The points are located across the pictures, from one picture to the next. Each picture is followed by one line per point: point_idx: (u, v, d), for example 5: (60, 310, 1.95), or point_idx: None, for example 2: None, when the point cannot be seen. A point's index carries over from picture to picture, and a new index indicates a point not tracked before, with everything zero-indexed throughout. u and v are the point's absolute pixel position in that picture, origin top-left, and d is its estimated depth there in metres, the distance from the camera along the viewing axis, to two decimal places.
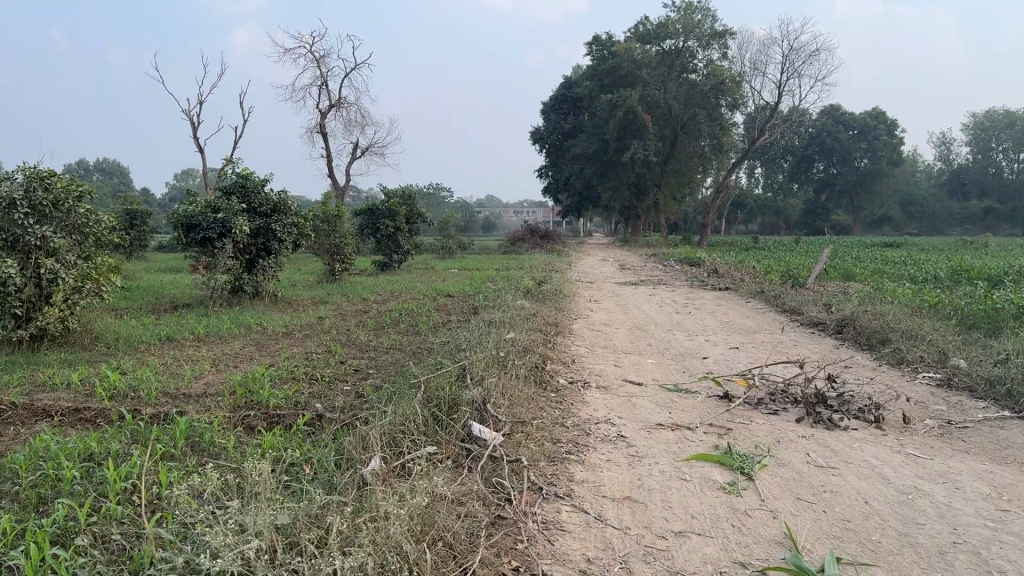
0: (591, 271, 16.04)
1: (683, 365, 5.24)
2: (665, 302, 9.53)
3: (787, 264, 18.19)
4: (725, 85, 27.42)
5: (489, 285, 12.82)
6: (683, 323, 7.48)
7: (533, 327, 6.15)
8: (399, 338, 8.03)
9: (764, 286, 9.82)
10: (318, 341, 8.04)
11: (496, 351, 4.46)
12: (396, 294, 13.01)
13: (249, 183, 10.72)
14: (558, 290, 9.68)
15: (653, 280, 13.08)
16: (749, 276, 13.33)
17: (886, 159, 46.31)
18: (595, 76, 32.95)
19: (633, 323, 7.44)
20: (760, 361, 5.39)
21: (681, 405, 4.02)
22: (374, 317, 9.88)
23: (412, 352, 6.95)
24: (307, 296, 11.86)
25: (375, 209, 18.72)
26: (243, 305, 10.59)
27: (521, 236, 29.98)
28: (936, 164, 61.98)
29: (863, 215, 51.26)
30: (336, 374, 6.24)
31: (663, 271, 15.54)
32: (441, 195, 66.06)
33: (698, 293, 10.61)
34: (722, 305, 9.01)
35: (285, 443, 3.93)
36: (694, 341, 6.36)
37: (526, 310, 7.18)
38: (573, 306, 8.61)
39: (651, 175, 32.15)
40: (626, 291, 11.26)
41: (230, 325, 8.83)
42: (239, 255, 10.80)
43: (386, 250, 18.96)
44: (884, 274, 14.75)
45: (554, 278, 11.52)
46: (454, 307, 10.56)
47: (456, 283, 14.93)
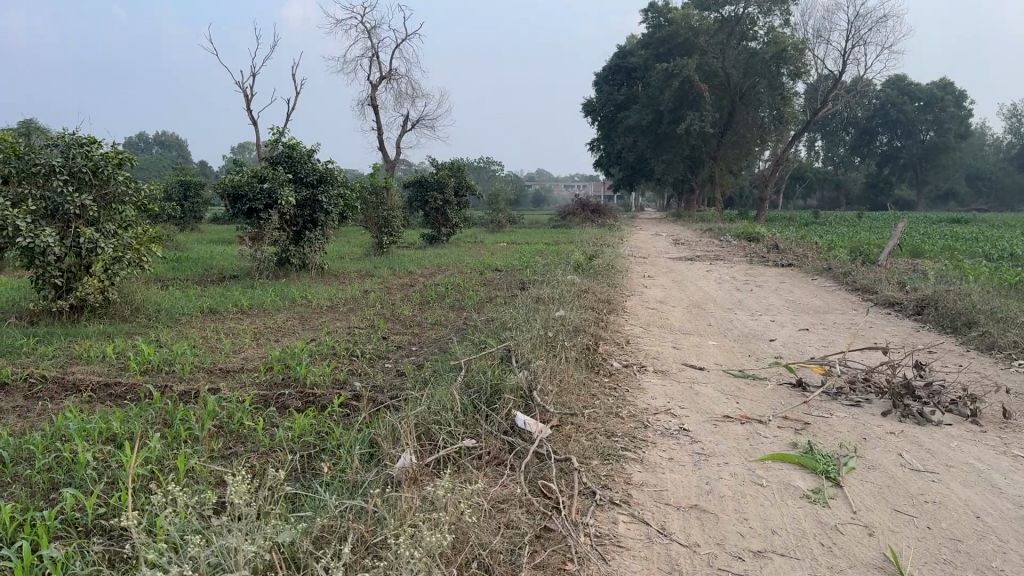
0: (644, 246, 15.57)
1: (748, 348, 4.82)
2: (723, 278, 9.06)
3: (849, 240, 17.46)
4: (787, 54, 26.41)
5: (538, 260, 12.47)
6: (744, 302, 7.02)
7: (585, 305, 5.78)
8: (445, 314, 7.72)
9: (830, 263, 9.27)
10: (363, 316, 7.78)
11: (546, 331, 4.10)
12: (443, 268, 12.74)
13: (296, 153, 10.46)
14: (610, 265, 9.28)
15: (710, 256, 12.58)
16: (811, 252, 12.73)
17: (953, 132, 44.46)
18: (650, 45, 32.06)
19: (690, 301, 7.01)
20: (833, 345, 4.93)
21: (749, 395, 3.62)
22: (421, 291, 9.60)
23: (458, 328, 6.63)
24: (354, 269, 11.65)
25: (424, 181, 18.47)
26: (289, 277, 10.41)
27: (572, 210, 29.48)
28: (1005, 137, 59.42)
29: (927, 190, 49.43)
30: (377, 351, 5.95)
31: (719, 247, 14.99)
32: (491, 168, 65.67)
33: (759, 269, 10.10)
34: (785, 282, 8.50)
35: (318, 427, 3.63)
36: (757, 322, 5.91)
37: (577, 286, 6.80)
38: (626, 282, 8.21)
39: (707, 147, 31.28)
40: (681, 267, 10.80)
41: (275, 298, 8.63)
42: (286, 226, 10.59)
43: (435, 223, 18.72)
44: (955, 251, 13.97)
45: (606, 253, 11.11)
46: (502, 282, 10.23)
47: (505, 256, 14.61)
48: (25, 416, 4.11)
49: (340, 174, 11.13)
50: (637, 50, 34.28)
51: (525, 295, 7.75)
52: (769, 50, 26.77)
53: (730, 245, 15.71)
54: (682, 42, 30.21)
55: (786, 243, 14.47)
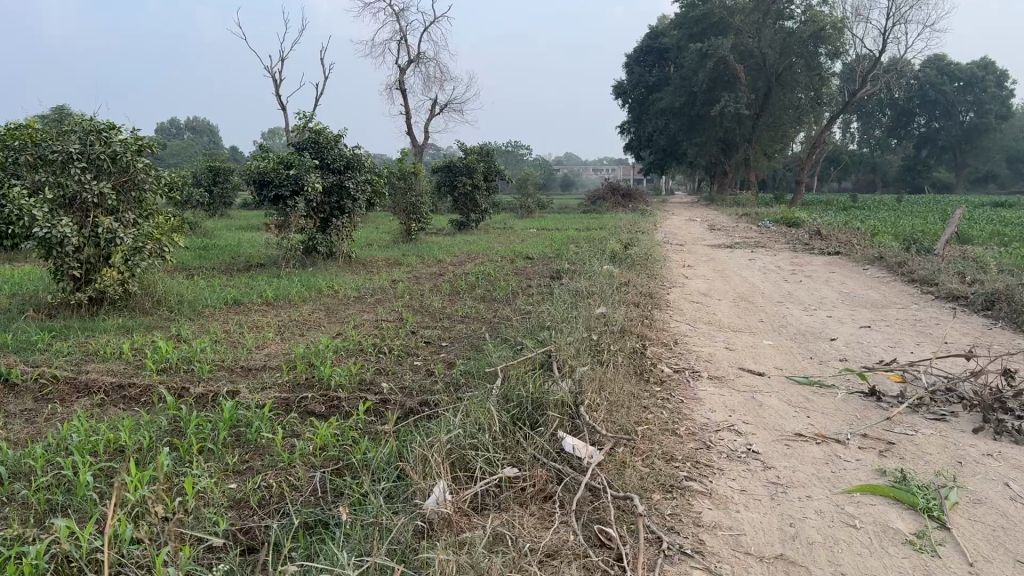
0: (679, 232, 15.14)
1: (808, 349, 4.42)
2: (767, 268, 8.63)
3: (891, 225, 16.84)
4: (825, 32, 25.61)
5: (571, 248, 12.10)
6: (795, 295, 6.60)
7: (627, 300, 5.41)
8: (477, 306, 7.39)
9: (880, 252, 8.80)
10: (391, 308, 7.48)
11: (589, 333, 3.76)
12: (473, 256, 12.41)
13: (322, 138, 10.15)
14: (648, 254, 8.89)
15: (748, 243, 12.11)
16: (855, 239, 12.20)
17: (994, 113, 43.20)
18: (684, 25, 31.34)
19: (737, 294, 6.60)
20: (901, 346, 4.52)
21: (819, 408, 3.24)
22: (450, 281, 9.28)
23: (491, 323, 6.29)
24: (382, 256, 11.38)
25: (453, 165, 18.14)
26: (315, 266, 10.15)
27: (602, 194, 29.00)
28: None
29: (967, 172, 48.13)
30: (406, 347, 5.63)
31: (757, 233, 14.50)
32: (520, 152, 65.15)
33: (803, 257, 9.65)
34: (834, 272, 8.06)
35: (342, 439, 3.31)
36: (813, 318, 5.50)
37: (617, 278, 6.43)
38: (666, 273, 7.82)
39: (742, 130, 30.56)
40: (721, 255, 10.37)
41: (301, 288, 8.36)
42: (312, 213, 10.30)
43: (464, 209, 18.40)
44: (1006, 237, 13.36)
45: (641, 240, 10.71)
46: (534, 271, 9.88)
47: (536, 243, 14.27)
48: (31, 421, 3.84)
49: (368, 160, 10.81)
50: (669, 31, 33.55)
51: (559, 287, 7.40)
52: (807, 29, 25.98)
53: (768, 230, 15.19)
54: (717, 22, 29.47)
55: (828, 229, 13.93)
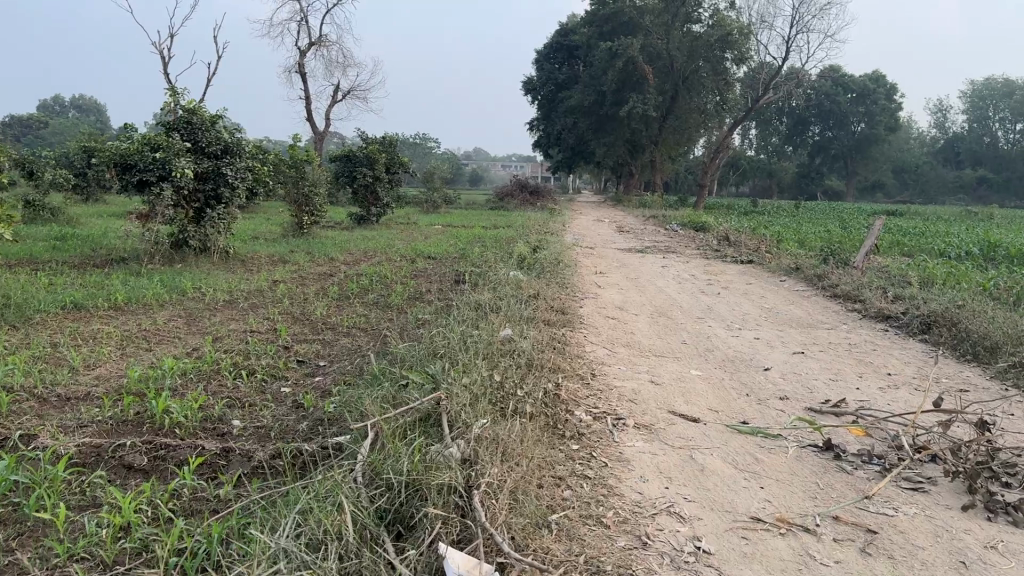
0: (587, 234, 14.64)
1: (744, 383, 3.81)
2: (681, 277, 8.11)
3: (795, 232, 16.83)
4: (731, 38, 25.75)
5: (475, 248, 11.37)
6: (715, 310, 6.05)
7: (536, 317, 4.71)
8: (363, 316, 6.59)
9: (796, 262, 8.43)
10: (264, 315, 6.58)
11: (488, 369, 3.02)
12: (369, 254, 11.51)
13: (196, 119, 9.08)
14: (557, 258, 8.26)
15: (658, 248, 11.68)
16: (764, 246, 11.92)
17: (884, 125, 44.90)
18: (594, 23, 31.08)
19: (654, 308, 6.00)
20: (844, 378, 3.98)
21: (772, 473, 2.60)
22: (338, 283, 8.40)
23: (378, 337, 5.50)
24: (265, 253, 10.35)
25: (352, 155, 17.12)
26: (186, 262, 9.07)
27: (510, 191, 28.39)
28: (929, 132, 60.68)
29: (856, 180, 50.01)
30: (274, 368, 4.77)
31: (666, 237, 14.12)
32: (428, 145, 64.00)
33: (717, 265, 9.22)
34: (752, 283, 7.62)
35: (151, 525, 2.47)
36: (739, 339, 4.93)
37: (523, 288, 5.73)
38: (576, 281, 7.18)
39: (649, 132, 30.54)
40: (632, 260, 9.85)
41: (162, 288, 7.32)
42: (184, 203, 9.22)
43: (364, 202, 17.40)
44: (907, 246, 13.40)
45: (548, 242, 10.08)
46: (434, 275, 9.11)
47: (438, 242, 13.46)
48: None
49: (248, 145, 9.81)
50: (579, 28, 33.23)
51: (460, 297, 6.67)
52: (714, 33, 26.06)
53: (676, 234, 14.86)
54: (626, 22, 29.32)
55: (735, 234, 13.70)
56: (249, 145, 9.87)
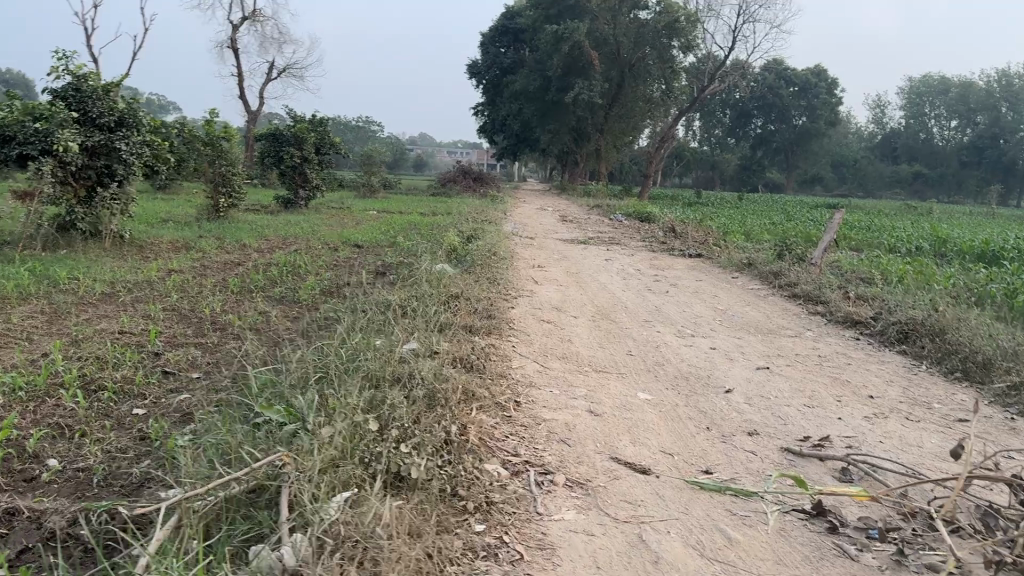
0: (527, 223, 13.88)
1: (703, 412, 3.08)
2: (626, 272, 7.40)
3: (740, 224, 16.37)
4: (678, 24, 25.22)
5: (405, 237, 10.52)
6: (664, 313, 5.32)
7: (454, 323, 3.92)
8: (259, 315, 5.70)
9: (748, 256, 7.80)
10: (143, 313, 5.65)
11: (367, 409, 2.23)
12: (289, 240, 10.54)
13: (86, 86, 8.03)
14: (490, 249, 7.48)
15: (601, 239, 10.97)
16: (711, 238, 11.35)
17: (825, 119, 45.21)
18: (540, 6, 30.29)
19: (595, 310, 5.24)
20: (821, 403, 3.30)
21: (752, 564, 1.87)
22: (243, 274, 7.48)
23: (270, 344, 4.65)
24: (168, 239, 9.31)
25: (279, 134, 16.02)
26: (71, 248, 8.01)
27: (452, 177, 27.47)
28: (867, 127, 61.67)
29: (797, 173, 50.40)
30: (131, 385, 3.88)
31: (609, 228, 13.44)
32: (372, 128, 62.45)
33: (663, 258, 8.57)
34: (702, 280, 6.96)
35: None
36: (694, 350, 4.21)
37: (445, 285, 4.92)
38: (509, 277, 6.39)
39: (594, 119, 29.93)
40: (573, 252, 9.13)
41: (28, 277, 6.32)
42: (71, 181, 8.16)
43: (291, 184, 16.34)
44: (855, 240, 13.00)
45: (484, 231, 9.27)
46: (355, 266, 8.23)
47: (368, 229, 12.53)
48: None
49: (146, 117, 8.78)
50: (525, 11, 32.39)
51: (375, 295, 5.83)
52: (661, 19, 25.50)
53: (620, 224, 14.21)
54: (573, 5, 28.59)
55: (681, 225, 13.11)
56: (149, 118, 8.84)
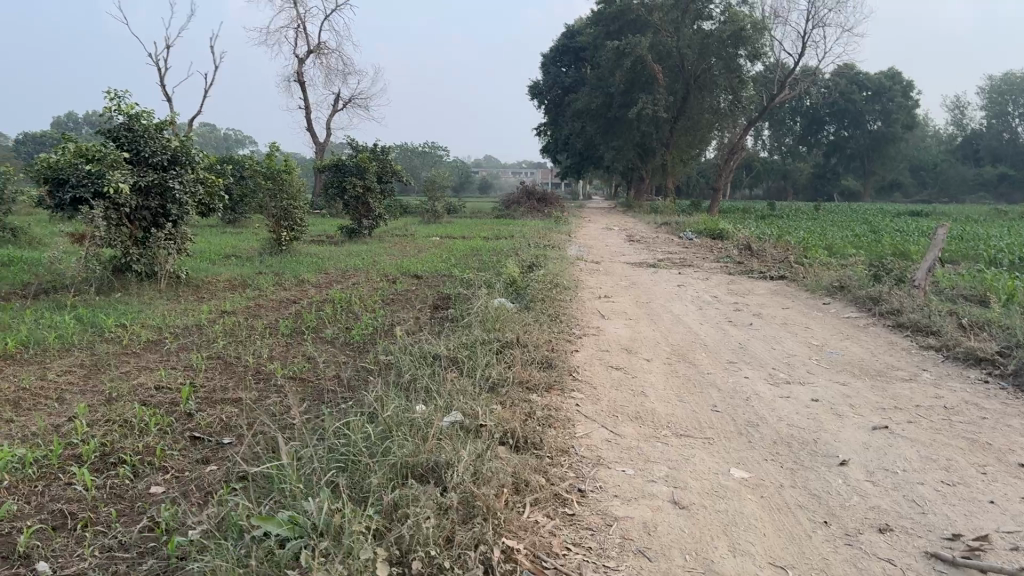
0: (593, 245, 13.31)
1: (816, 498, 2.51)
2: (703, 300, 6.79)
3: (821, 238, 15.46)
4: (744, 33, 24.34)
5: (466, 265, 10.08)
6: (750, 351, 4.71)
7: (511, 382, 3.42)
8: (306, 363, 5.30)
9: (839, 279, 7.09)
10: (185, 364, 5.30)
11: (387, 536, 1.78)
12: (348, 273, 10.23)
13: (138, 125, 7.89)
14: (553, 280, 6.96)
15: (673, 261, 10.34)
16: (792, 256, 10.58)
17: (902, 123, 43.33)
18: (601, 22, 29.77)
19: (671, 350, 4.67)
20: (963, 479, 2.69)
21: None
22: (296, 314, 7.14)
23: (312, 401, 4.23)
24: (224, 277, 9.07)
25: (341, 164, 15.87)
26: (127, 291, 7.80)
27: (517, 199, 27.09)
28: (947, 129, 59.02)
29: (874, 180, 48.44)
30: (155, 456, 3.49)
31: (680, 247, 12.77)
32: (438, 152, 62.72)
33: (743, 282, 7.90)
34: (789, 308, 6.30)
35: None
36: (791, 402, 3.61)
37: (502, 328, 4.42)
38: (574, 312, 5.87)
39: (660, 134, 29.20)
40: (643, 277, 8.54)
41: (74, 325, 6.08)
42: (126, 222, 7.98)
43: (354, 214, 16.16)
44: (950, 252, 12.01)
45: (548, 259, 8.79)
46: (413, 301, 7.84)
47: (429, 257, 12.16)
48: None
49: (200, 154, 8.60)
50: (586, 28, 31.93)
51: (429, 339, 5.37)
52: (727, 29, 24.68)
53: (692, 243, 13.50)
54: (635, 19, 28.01)
55: (758, 243, 12.34)
56: (203, 155, 8.65)
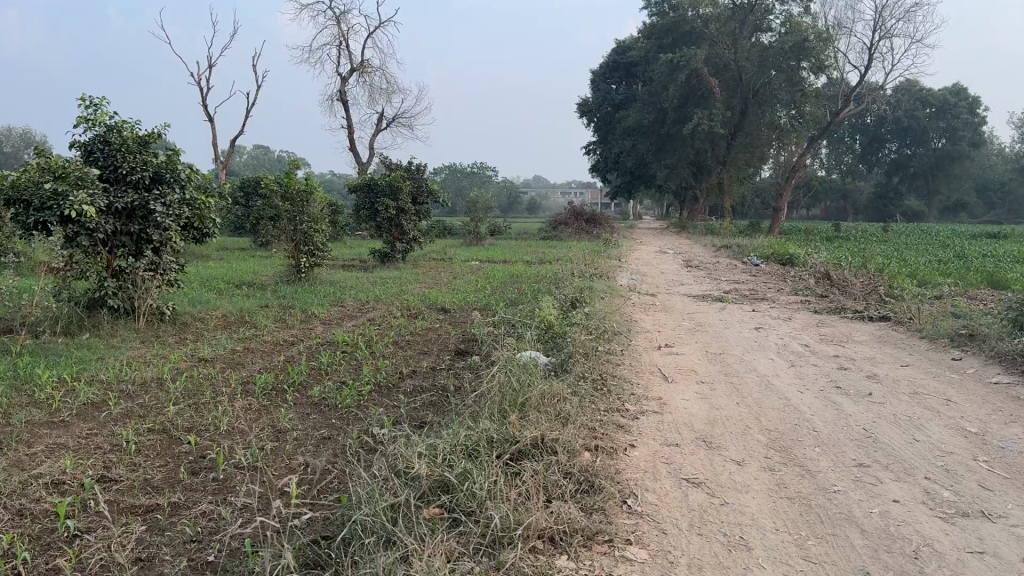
0: (647, 273, 11.91)
1: None
2: (792, 352, 5.35)
3: (901, 265, 13.78)
4: (807, 44, 22.64)
5: (502, 298, 8.76)
6: (885, 446, 3.28)
7: (520, 544, 2.07)
8: (269, 445, 4.02)
9: (967, 325, 5.57)
10: (111, 441, 4.07)
11: None
12: (366, 305, 8.98)
13: (116, 138, 6.83)
14: (603, 325, 5.58)
15: (741, 294, 8.87)
16: (882, 289, 9.01)
17: (968, 140, 40.94)
18: (653, 35, 28.37)
19: (769, 444, 3.25)
20: None
21: None
22: (286, 362, 5.88)
23: (247, 528, 2.93)
24: (217, 312, 7.90)
25: (373, 185, 14.74)
26: (99, 332, 6.68)
27: (565, 220, 25.78)
28: (1012, 147, 56.18)
29: (939, 200, 45.92)
30: None
31: (746, 276, 11.27)
32: (487, 173, 61.84)
33: (836, 325, 6.43)
34: (910, 367, 4.82)
35: None
36: (993, 567, 2.17)
37: (519, 415, 3.08)
38: (628, 372, 4.49)
39: (715, 152, 27.63)
40: (711, 316, 7.09)
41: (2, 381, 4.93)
42: (102, 251, 6.87)
43: (387, 237, 15.00)
44: None
45: (594, 293, 7.41)
46: (433, 345, 6.53)
47: (462, 286, 10.86)
48: None
49: (191, 173, 7.46)
50: (638, 43, 30.57)
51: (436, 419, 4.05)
52: (788, 39, 23.06)
53: (758, 272, 11.98)
54: (690, 31, 26.52)
55: (838, 271, 10.77)
56: (194, 173, 7.53)
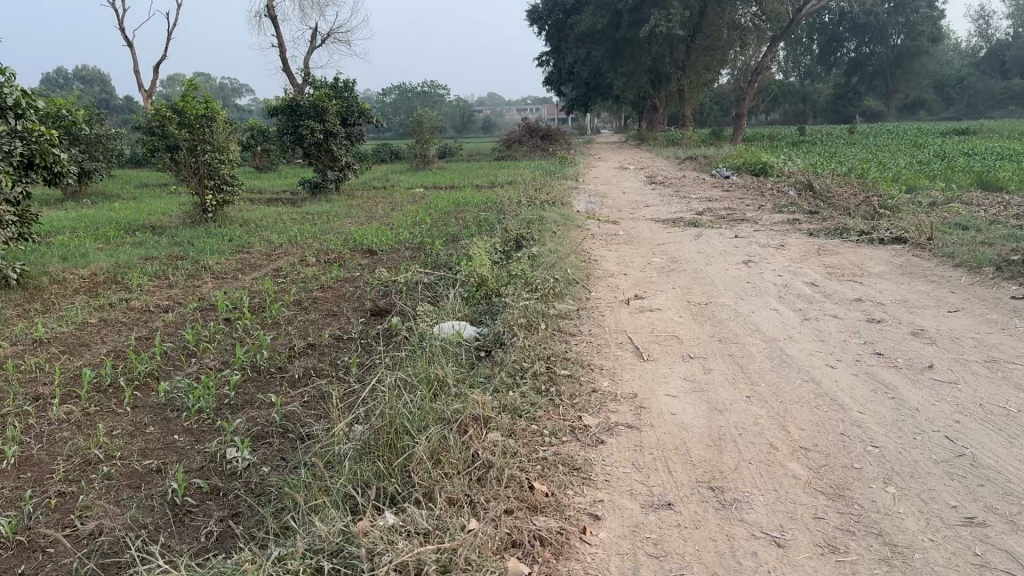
0: (608, 193, 10.57)
1: None
2: (801, 295, 4.12)
3: (881, 169, 12.57)
4: None
5: (438, 233, 7.36)
6: (1004, 478, 2.04)
7: None
8: (62, 494, 2.72)
9: (1015, 250, 4.34)
10: None
11: None
12: (277, 250, 7.55)
13: None
14: (556, 274, 4.26)
15: (718, 214, 7.60)
16: (876, 199, 7.80)
17: (927, 36, 39.49)
18: None
19: (813, 487, 2.03)
20: None
21: None
22: (144, 341, 4.50)
23: None
24: (83, 271, 6.44)
25: (296, 106, 13.00)
26: None
27: (519, 136, 24.21)
28: (970, 41, 54.76)
29: (898, 98, 44.74)
30: None
31: (719, 191, 10.00)
32: (438, 91, 59.28)
33: (842, 252, 5.20)
34: (961, 312, 3.61)
35: None
36: None
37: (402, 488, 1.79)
38: (587, 348, 3.22)
39: (674, 56, 25.94)
40: (690, 246, 5.82)
41: None
42: None
43: (318, 165, 13.42)
44: None
45: (544, 225, 6.07)
46: (345, 304, 5.19)
47: (397, 219, 9.45)
48: None
49: (22, 98, 5.81)
50: None
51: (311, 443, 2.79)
52: None
53: (731, 185, 10.71)
54: None
55: (821, 181, 9.53)
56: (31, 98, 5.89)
